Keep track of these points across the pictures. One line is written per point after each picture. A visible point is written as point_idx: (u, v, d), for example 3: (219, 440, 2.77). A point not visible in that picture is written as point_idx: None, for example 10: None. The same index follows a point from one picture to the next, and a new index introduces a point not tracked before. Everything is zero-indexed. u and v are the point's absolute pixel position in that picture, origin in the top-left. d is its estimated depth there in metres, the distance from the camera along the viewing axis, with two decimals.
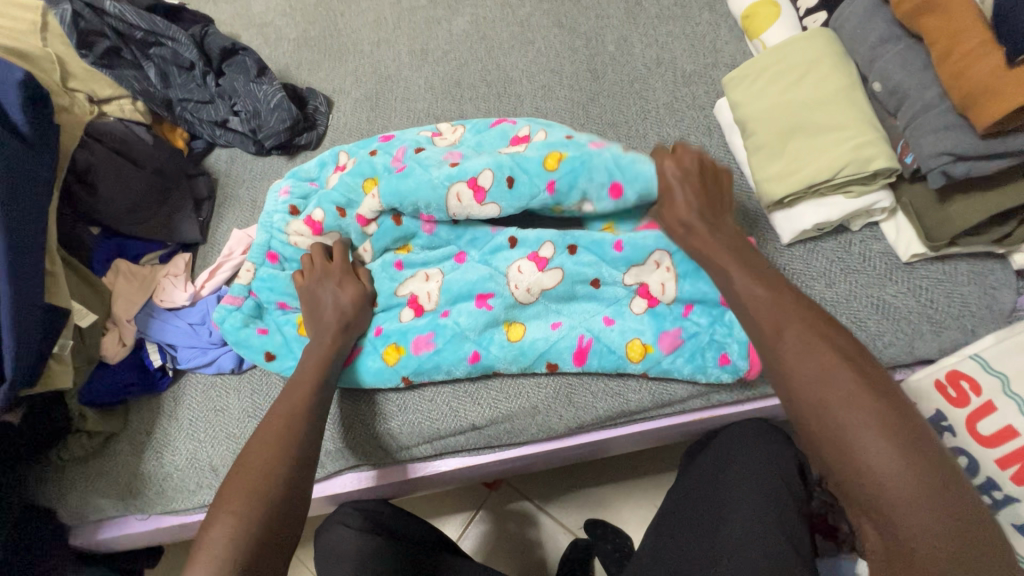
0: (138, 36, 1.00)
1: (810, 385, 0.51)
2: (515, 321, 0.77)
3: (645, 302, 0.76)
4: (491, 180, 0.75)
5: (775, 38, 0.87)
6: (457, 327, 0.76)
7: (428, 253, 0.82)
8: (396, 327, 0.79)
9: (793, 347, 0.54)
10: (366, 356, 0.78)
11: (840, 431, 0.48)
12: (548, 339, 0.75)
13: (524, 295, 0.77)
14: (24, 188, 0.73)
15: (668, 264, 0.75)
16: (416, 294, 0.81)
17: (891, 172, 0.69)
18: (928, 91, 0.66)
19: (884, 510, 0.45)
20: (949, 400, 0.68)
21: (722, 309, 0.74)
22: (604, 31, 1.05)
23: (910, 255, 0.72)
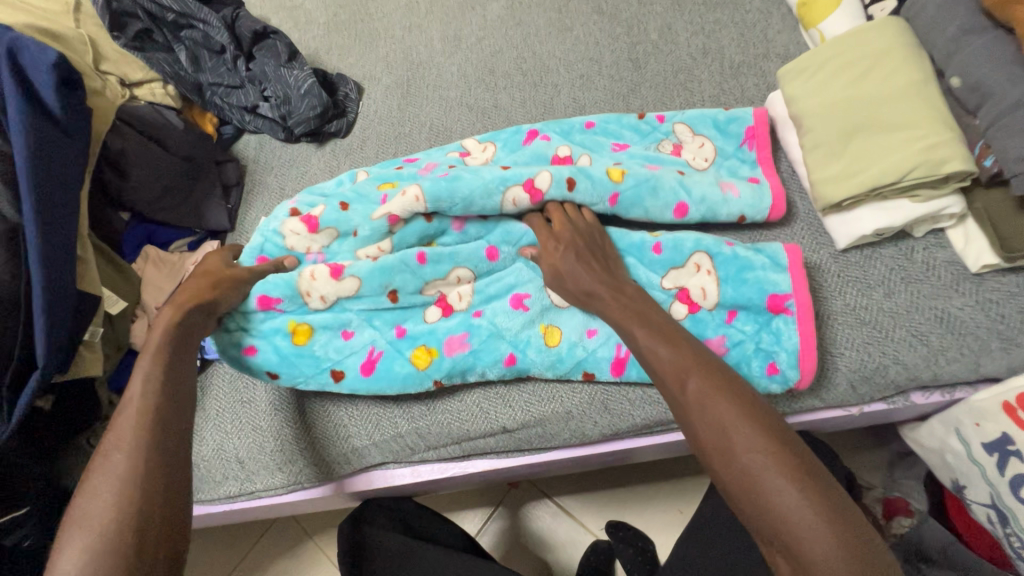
0: (169, 18, 0.99)
1: (711, 430, 0.48)
2: (553, 326, 0.75)
3: (686, 307, 0.71)
4: (548, 181, 0.74)
5: (835, 27, 0.82)
6: (494, 329, 0.75)
7: (454, 253, 0.77)
8: (424, 329, 0.76)
9: (695, 394, 0.51)
10: (392, 360, 0.75)
11: (747, 476, 0.45)
12: (586, 347, 0.73)
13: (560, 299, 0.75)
14: (54, 171, 0.72)
15: (708, 267, 0.72)
16: (445, 294, 0.78)
17: (966, 175, 0.64)
18: (1016, 88, 0.60)
19: (801, 558, 0.42)
20: (1018, 423, 0.63)
21: (771, 317, 0.70)
22: (647, 18, 1.00)
23: (980, 266, 0.67)
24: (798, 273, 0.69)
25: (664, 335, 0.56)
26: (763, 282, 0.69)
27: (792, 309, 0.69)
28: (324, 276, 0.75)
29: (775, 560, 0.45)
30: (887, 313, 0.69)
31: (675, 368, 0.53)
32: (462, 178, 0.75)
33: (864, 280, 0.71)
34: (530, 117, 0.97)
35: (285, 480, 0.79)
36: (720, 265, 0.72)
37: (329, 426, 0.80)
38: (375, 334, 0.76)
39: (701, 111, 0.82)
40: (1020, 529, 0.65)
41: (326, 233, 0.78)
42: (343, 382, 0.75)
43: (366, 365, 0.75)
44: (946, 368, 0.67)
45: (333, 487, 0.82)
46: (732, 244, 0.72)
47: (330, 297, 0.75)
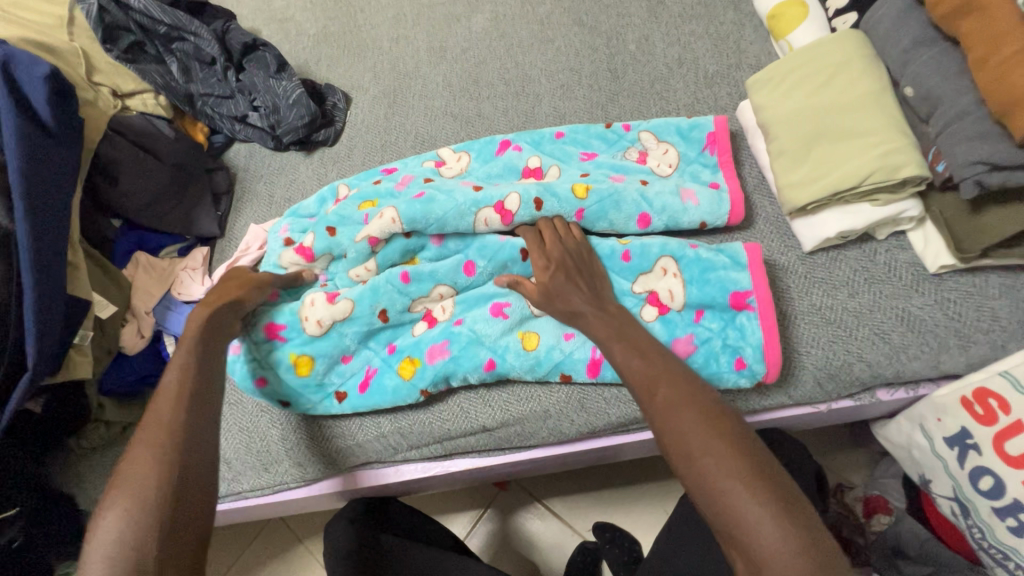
0: (161, 31, 1.01)
1: (675, 435, 0.53)
2: (530, 331, 0.77)
3: (656, 310, 0.74)
4: (516, 202, 0.77)
5: (802, 38, 0.85)
6: (472, 335, 0.76)
7: (435, 268, 0.79)
8: (409, 341, 0.79)
9: (663, 402, 0.56)
10: (382, 375, 0.78)
11: (704, 475, 0.50)
12: (563, 350, 0.75)
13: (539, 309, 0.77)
14: (47, 180, 0.74)
15: (674, 270, 0.74)
16: (430, 308, 0.81)
17: (921, 180, 0.67)
18: (963, 97, 0.64)
19: (751, 549, 0.46)
20: (976, 418, 0.66)
21: (734, 314, 0.72)
22: (625, 30, 1.04)
23: (938, 266, 0.70)
24: (759, 271, 0.72)
25: (638, 350, 0.62)
26: (725, 280, 0.72)
27: (753, 305, 0.71)
28: (321, 301, 0.78)
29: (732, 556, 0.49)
30: (851, 312, 0.72)
31: (647, 380, 0.59)
32: (436, 199, 0.77)
33: (829, 281, 0.74)
34: (512, 125, 1.00)
35: (271, 479, 0.81)
36: (685, 268, 0.74)
37: (312, 428, 0.81)
38: (371, 354, 0.80)
39: (665, 119, 0.86)
40: (980, 520, 0.68)
41: (320, 258, 0.81)
42: (345, 402, 0.78)
43: (363, 384, 0.79)
44: (908, 366, 0.69)
45: (317, 486, 0.84)
46: (695, 246, 0.75)
47: (326, 321, 0.77)
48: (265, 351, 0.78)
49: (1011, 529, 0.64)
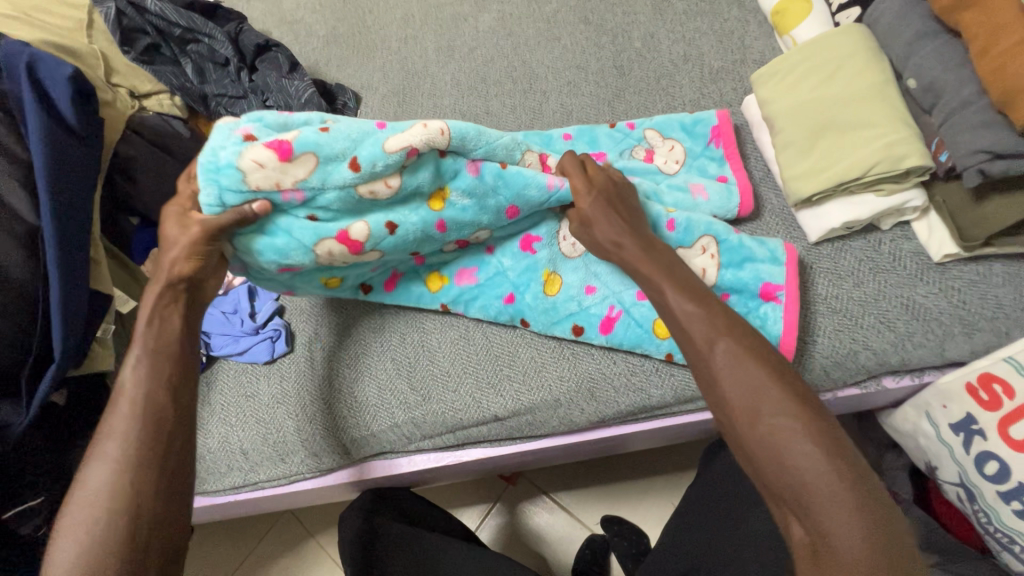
0: (177, 33, 1.05)
1: (743, 397, 0.52)
2: (555, 274, 0.79)
3: None
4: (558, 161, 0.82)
5: (806, 33, 0.86)
6: (498, 266, 0.80)
7: (478, 206, 0.74)
8: (438, 258, 0.81)
9: (724, 362, 0.55)
10: (409, 281, 0.82)
11: (772, 440, 0.50)
12: (581, 301, 0.78)
13: (569, 248, 0.80)
14: (70, 178, 0.76)
15: (714, 251, 0.74)
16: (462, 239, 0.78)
17: (924, 170, 0.68)
18: (965, 88, 0.65)
19: (817, 513, 0.47)
20: (981, 404, 0.67)
21: (759, 302, 0.73)
22: (631, 27, 1.05)
23: (943, 255, 0.71)
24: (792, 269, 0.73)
25: (695, 297, 0.60)
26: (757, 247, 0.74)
27: (781, 298, 0.72)
28: (342, 250, 0.69)
29: (788, 517, 0.50)
30: (856, 302, 0.73)
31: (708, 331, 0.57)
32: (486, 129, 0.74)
33: (835, 271, 0.75)
34: (520, 122, 1.02)
35: (288, 469, 0.83)
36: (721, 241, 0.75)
37: (328, 418, 0.83)
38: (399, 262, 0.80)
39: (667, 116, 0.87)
40: (986, 505, 0.69)
41: (302, 159, 0.64)
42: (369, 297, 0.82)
43: (389, 283, 0.82)
44: (913, 353, 0.70)
45: (333, 476, 0.86)
46: (738, 233, 0.75)
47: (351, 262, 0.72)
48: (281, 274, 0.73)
49: (1017, 512, 0.66)
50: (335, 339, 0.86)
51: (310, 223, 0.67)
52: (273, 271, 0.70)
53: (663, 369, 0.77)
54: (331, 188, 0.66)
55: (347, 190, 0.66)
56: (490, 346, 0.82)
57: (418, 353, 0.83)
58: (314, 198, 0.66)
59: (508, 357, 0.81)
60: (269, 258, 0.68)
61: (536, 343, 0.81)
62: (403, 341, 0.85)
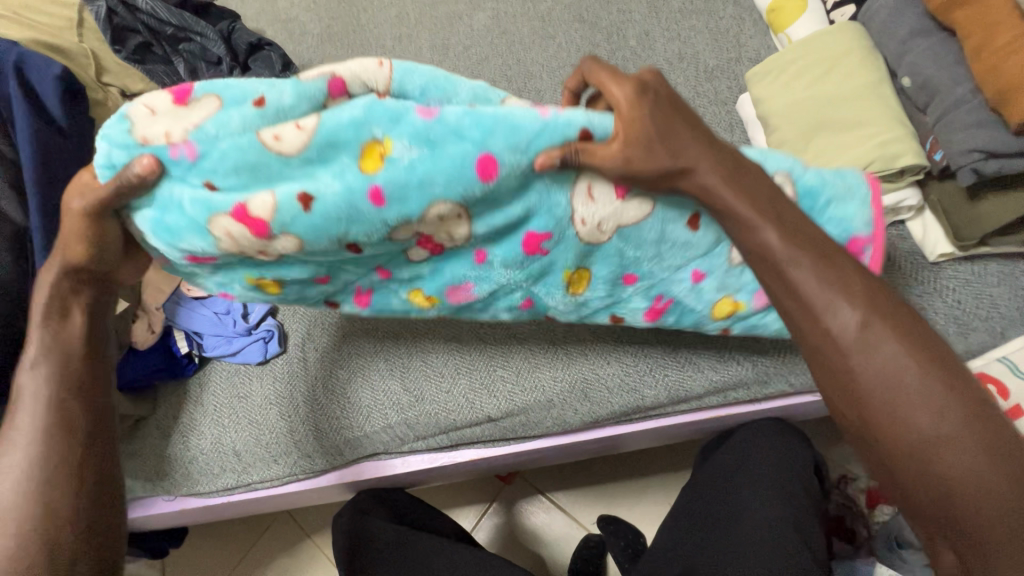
0: (168, 32, 1.04)
1: (913, 406, 0.42)
2: (585, 268, 0.61)
3: None
4: None
5: (801, 32, 0.86)
6: (501, 278, 0.61)
7: (433, 163, 0.48)
8: (409, 270, 0.60)
9: (879, 361, 0.43)
10: (383, 296, 0.63)
11: (940, 457, 0.41)
12: (619, 290, 0.63)
13: (590, 233, 0.56)
14: (61, 179, 0.76)
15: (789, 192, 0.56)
16: (430, 234, 0.55)
17: (919, 169, 0.67)
18: (959, 86, 0.64)
19: (982, 540, 0.40)
20: None
21: None
22: (626, 26, 1.05)
23: (937, 255, 0.70)
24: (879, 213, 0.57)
25: (830, 272, 0.46)
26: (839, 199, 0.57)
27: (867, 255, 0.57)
28: (244, 233, 0.50)
29: (936, 539, 0.43)
30: None
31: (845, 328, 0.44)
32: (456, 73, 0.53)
33: None
34: None
35: (282, 471, 0.83)
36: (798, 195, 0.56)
37: (325, 420, 0.82)
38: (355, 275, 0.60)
39: None
40: None
41: (199, 102, 0.47)
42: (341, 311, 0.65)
43: (360, 299, 0.63)
44: None
45: (327, 477, 0.85)
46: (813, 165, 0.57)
47: (274, 254, 0.53)
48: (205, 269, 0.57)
49: None
50: (328, 340, 0.86)
51: (204, 193, 0.49)
52: (184, 262, 0.55)
53: (657, 369, 0.77)
54: (226, 138, 0.47)
55: (245, 138, 0.47)
56: (484, 347, 0.81)
57: (412, 355, 0.83)
58: (206, 155, 0.47)
59: (502, 358, 0.80)
60: (167, 245, 0.53)
61: (531, 344, 0.80)
62: (397, 342, 0.84)
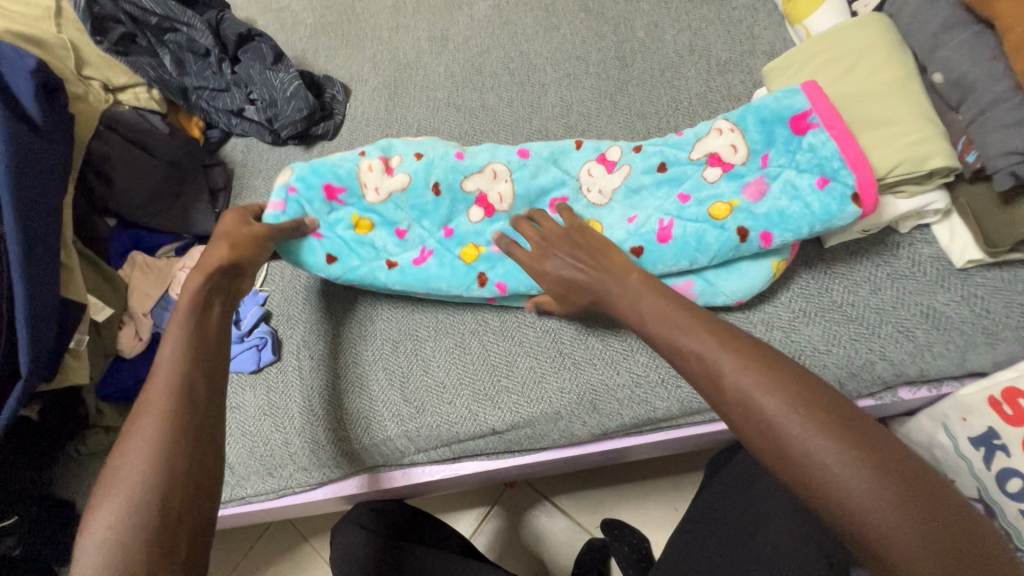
0: (152, 22, 0.98)
1: (778, 430, 0.45)
2: (594, 220, 0.74)
3: (719, 170, 0.71)
4: (619, 152, 0.76)
5: (820, 23, 0.82)
6: None
7: (491, 150, 0.78)
8: (469, 228, 0.77)
9: (739, 387, 0.47)
10: (441, 256, 0.77)
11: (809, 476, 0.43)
12: (626, 229, 0.71)
13: (597, 197, 0.75)
14: (36, 180, 0.71)
15: (730, 126, 0.71)
16: (486, 192, 0.77)
17: (949, 170, 0.64)
18: (997, 83, 0.61)
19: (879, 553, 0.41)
20: (1005, 419, 0.63)
21: (799, 138, 0.68)
22: (633, 16, 1.00)
23: (966, 261, 0.67)
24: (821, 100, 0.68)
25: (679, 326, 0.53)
26: (780, 110, 0.69)
27: (817, 121, 0.67)
28: (379, 170, 0.77)
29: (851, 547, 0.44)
30: (873, 309, 0.69)
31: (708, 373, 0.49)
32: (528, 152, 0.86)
33: (850, 276, 0.71)
34: (517, 117, 0.97)
35: (276, 484, 0.80)
36: (742, 122, 0.71)
37: (320, 431, 0.78)
38: (425, 233, 0.78)
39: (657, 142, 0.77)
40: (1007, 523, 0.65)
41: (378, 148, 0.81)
42: (395, 272, 0.76)
43: (417, 259, 0.77)
44: (933, 364, 0.67)
45: (323, 491, 0.82)
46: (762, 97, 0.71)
47: (383, 191, 0.77)
48: (322, 213, 0.77)
49: None
50: (322, 351, 0.82)
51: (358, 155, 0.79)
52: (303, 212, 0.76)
53: (669, 381, 0.73)
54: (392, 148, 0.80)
55: (396, 143, 0.80)
56: (487, 356, 0.78)
57: (412, 363, 0.79)
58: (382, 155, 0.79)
59: (506, 367, 0.77)
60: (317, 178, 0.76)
61: (537, 353, 0.77)
62: (396, 350, 0.81)
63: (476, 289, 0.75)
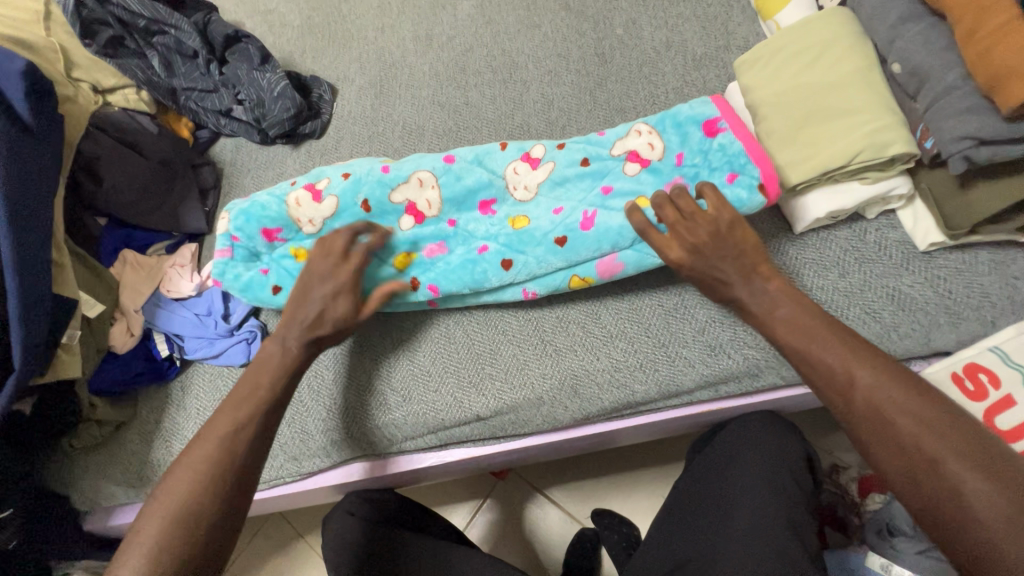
0: (141, 25, 1.00)
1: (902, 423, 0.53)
2: (520, 216, 0.78)
3: (638, 165, 0.76)
4: (542, 149, 0.79)
5: (788, 18, 0.84)
6: (468, 232, 0.79)
7: (417, 159, 0.81)
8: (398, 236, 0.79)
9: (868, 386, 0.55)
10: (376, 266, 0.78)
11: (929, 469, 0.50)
12: (552, 220, 0.76)
13: (523, 194, 0.79)
14: (28, 179, 0.73)
15: (648, 127, 0.76)
16: (414, 201, 0.79)
17: (909, 156, 0.67)
18: (950, 72, 0.64)
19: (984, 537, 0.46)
20: (966, 394, 0.65)
21: (710, 140, 0.74)
22: (613, 14, 1.02)
23: (928, 244, 0.70)
24: (725, 106, 0.75)
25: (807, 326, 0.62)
26: (693, 115, 0.75)
27: (724, 127, 0.73)
28: (308, 200, 0.80)
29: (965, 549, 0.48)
30: (842, 292, 0.71)
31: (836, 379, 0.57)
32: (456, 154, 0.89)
33: (820, 261, 0.73)
34: (500, 113, 0.99)
35: (266, 475, 0.81)
36: (661, 125, 0.77)
37: (309, 420, 0.80)
38: None
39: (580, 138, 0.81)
40: None
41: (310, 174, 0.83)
42: None
43: None
44: (899, 344, 0.69)
45: (313, 481, 0.83)
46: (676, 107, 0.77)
47: (317, 220, 0.80)
48: (266, 249, 0.82)
49: None
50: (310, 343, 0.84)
51: (287, 186, 0.82)
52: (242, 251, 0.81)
53: (647, 365, 0.76)
54: (322, 171, 0.82)
55: (319, 170, 0.82)
56: (472, 345, 0.80)
57: (399, 353, 0.81)
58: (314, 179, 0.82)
59: (491, 355, 0.79)
60: (250, 222, 0.80)
61: (520, 341, 0.79)
62: (383, 341, 0.83)
63: (410, 295, 0.78)
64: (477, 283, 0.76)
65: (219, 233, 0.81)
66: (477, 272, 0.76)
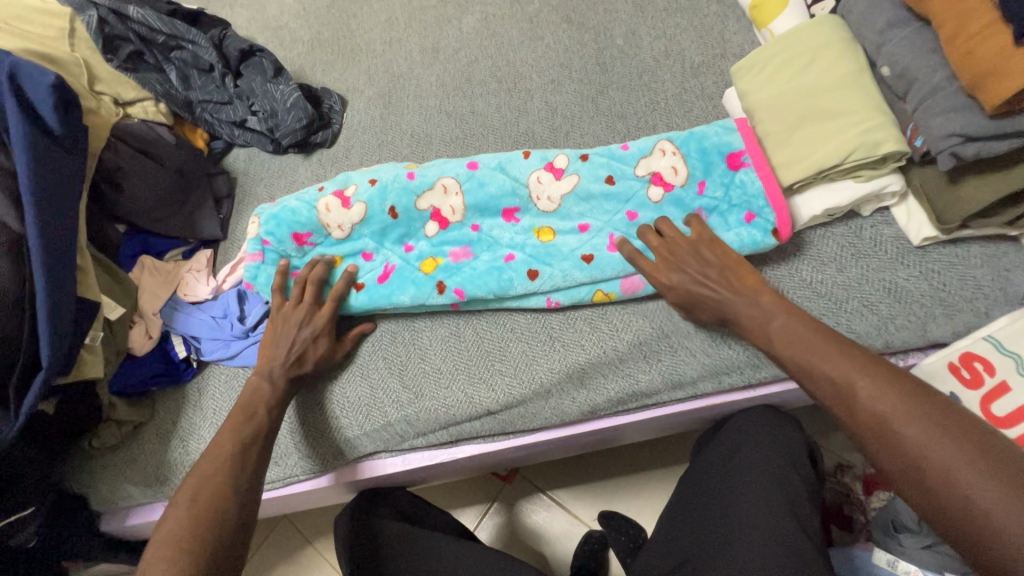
0: (160, 40, 1.04)
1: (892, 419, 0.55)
2: (546, 228, 0.81)
3: (661, 189, 0.78)
4: (565, 160, 0.81)
5: (782, 27, 0.88)
6: (493, 239, 0.82)
7: (440, 165, 0.83)
8: (426, 244, 0.83)
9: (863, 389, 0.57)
10: (402, 271, 0.82)
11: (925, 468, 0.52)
12: (579, 239, 0.79)
13: (546, 204, 0.81)
14: (55, 184, 0.76)
15: (673, 149, 0.78)
16: (439, 207, 0.83)
17: (901, 155, 0.70)
18: (936, 74, 0.67)
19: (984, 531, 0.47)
20: (964, 382, 0.67)
21: (733, 174, 0.76)
22: (613, 25, 1.06)
23: (922, 239, 0.73)
24: (748, 134, 0.77)
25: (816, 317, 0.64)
26: (719, 144, 0.76)
27: (748, 162, 0.75)
28: (336, 206, 0.83)
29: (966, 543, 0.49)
30: (839, 286, 0.74)
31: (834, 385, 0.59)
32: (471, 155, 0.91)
33: (818, 258, 0.76)
34: (506, 121, 1.03)
35: (281, 473, 0.82)
36: (685, 148, 0.78)
37: (323, 419, 0.82)
38: (390, 253, 0.84)
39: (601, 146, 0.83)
40: None
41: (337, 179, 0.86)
42: (362, 292, 0.82)
43: (383, 277, 0.83)
44: (897, 336, 0.71)
45: (328, 478, 0.85)
46: (702, 128, 0.78)
47: (346, 225, 0.83)
48: (296, 254, 0.85)
49: None
50: None
51: (315, 193, 0.84)
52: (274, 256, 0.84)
53: (652, 358, 0.78)
54: (348, 176, 0.85)
55: (347, 176, 0.85)
56: (481, 342, 0.82)
57: (410, 352, 0.84)
58: (342, 185, 0.84)
59: (499, 352, 0.81)
60: (282, 228, 0.83)
61: (527, 337, 0.82)
62: (394, 340, 0.85)
63: (435, 297, 0.80)
64: (502, 290, 0.79)
65: (250, 237, 0.84)
66: (503, 280, 0.79)
